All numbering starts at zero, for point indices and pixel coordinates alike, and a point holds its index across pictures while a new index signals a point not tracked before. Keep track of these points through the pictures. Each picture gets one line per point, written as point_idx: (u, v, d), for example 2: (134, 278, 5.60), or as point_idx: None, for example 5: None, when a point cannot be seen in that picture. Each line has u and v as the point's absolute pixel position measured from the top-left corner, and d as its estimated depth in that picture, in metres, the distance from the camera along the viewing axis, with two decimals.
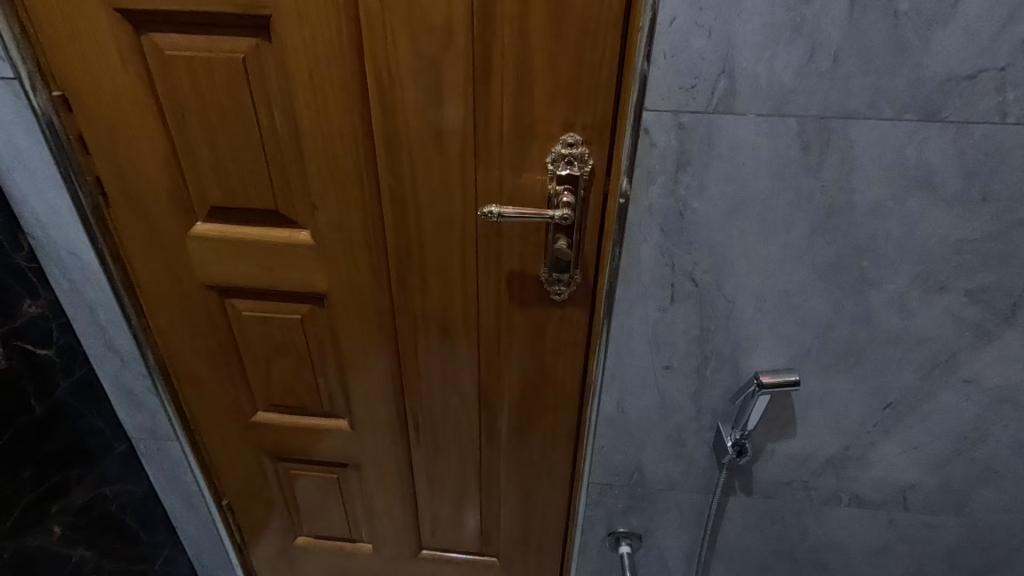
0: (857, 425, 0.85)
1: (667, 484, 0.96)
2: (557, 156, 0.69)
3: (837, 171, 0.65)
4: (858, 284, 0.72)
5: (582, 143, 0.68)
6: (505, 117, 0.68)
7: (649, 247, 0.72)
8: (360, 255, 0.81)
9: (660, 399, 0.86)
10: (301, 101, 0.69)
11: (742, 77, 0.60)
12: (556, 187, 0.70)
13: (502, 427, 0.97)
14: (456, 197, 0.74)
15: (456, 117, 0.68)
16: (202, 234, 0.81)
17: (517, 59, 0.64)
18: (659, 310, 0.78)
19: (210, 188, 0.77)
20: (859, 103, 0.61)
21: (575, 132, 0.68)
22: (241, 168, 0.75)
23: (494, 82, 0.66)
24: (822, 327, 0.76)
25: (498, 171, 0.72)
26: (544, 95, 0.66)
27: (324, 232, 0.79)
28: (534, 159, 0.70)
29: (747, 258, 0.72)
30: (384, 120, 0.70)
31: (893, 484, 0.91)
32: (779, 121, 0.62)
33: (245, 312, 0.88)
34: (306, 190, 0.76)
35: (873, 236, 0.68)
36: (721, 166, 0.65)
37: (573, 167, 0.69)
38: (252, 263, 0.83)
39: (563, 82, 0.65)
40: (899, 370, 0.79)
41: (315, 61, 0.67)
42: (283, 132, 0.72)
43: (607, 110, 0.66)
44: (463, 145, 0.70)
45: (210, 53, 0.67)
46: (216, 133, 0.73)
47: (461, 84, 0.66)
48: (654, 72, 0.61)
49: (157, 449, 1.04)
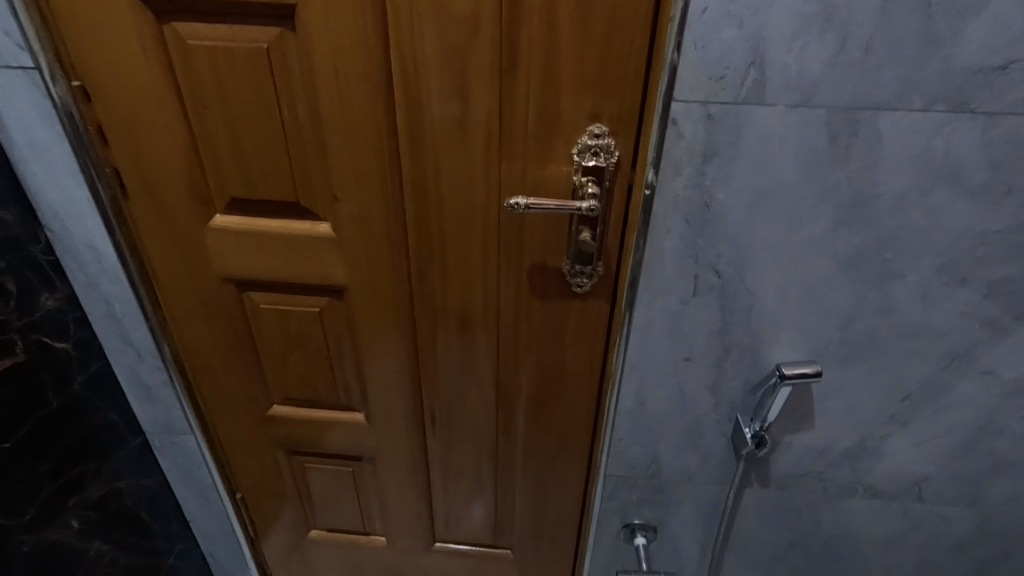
0: (875, 417, 0.86)
1: (683, 476, 0.97)
2: (583, 147, 0.69)
3: (863, 163, 0.65)
4: (881, 276, 0.72)
5: (608, 134, 0.68)
6: (531, 109, 0.67)
7: (673, 239, 0.72)
8: (381, 248, 0.80)
9: (679, 391, 0.87)
10: (325, 92, 0.69)
11: (771, 68, 0.60)
12: (581, 178, 0.70)
13: (519, 420, 0.97)
14: (479, 189, 0.74)
15: (481, 109, 0.68)
16: (221, 226, 0.81)
17: (545, 49, 0.64)
18: (680, 302, 0.78)
19: (230, 180, 0.77)
20: (888, 95, 0.61)
21: (601, 123, 0.67)
22: (263, 160, 0.75)
23: (521, 73, 0.66)
24: (843, 319, 0.77)
25: (522, 162, 0.71)
26: (571, 85, 0.66)
27: (344, 224, 0.79)
28: (559, 151, 0.70)
29: (771, 251, 0.72)
30: (408, 112, 0.69)
31: (908, 475, 0.92)
32: (807, 112, 0.62)
33: (263, 305, 0.88)
34: (327, 182, 0.76)
35: (898, 227, 0.69)
36: (748, 157, 0.65)
37: (598, 158, 0.69)
38: (271, 256, 0.83)
39: (590, 73, 0.65)
40: (919, 362, 0.79)
41: (340, 50, 0.66)
42: (306, 123, 0.71)
43: (634, 101, 0.66)
44: (487, 137, 0.70)
45: (233, 43, 0.67)
46: (238, 125, 0.72)
47: (487, 76, 0.66)
48: (684, 63, 0.61)
49: (172, 443, 1.04)
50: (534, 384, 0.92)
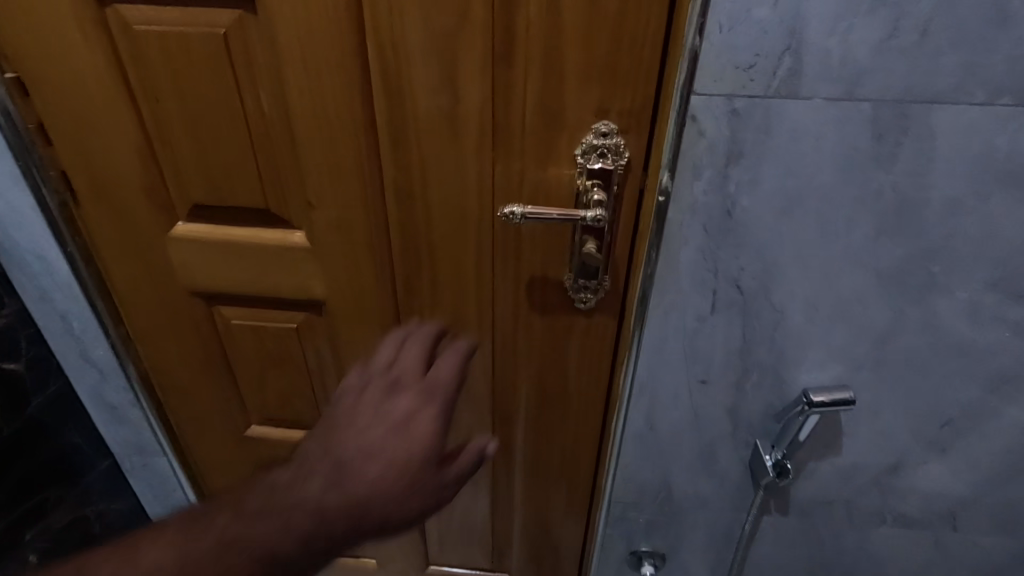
0: (910, 442, 0.78)
1: (695, 503, 0.89)
2: (588, 147, 0.60)
3: (912, 164, 0.56)
4: (926, 291, 0.64)
5: (617, 133, 0.59)
6: (530, 102, 0.58)
7: (690, 250, 0.64)
8: (362, 259, 0.71)
9: (694, 414, 0.79)
10: (293, 84, 0.60)
11: (810, 54, 0.51)
12: (586, 182, 0.61)
13: (518, 443, 0.89)
14: (472, 194, 0.65)
15: (473, 103, 0.59)
16: (181, 236, 0.72)
17: (545, 33, 0.55)
18: (697, 320, 0.69)
19: (191, 184, 0.68)
20: (946, 85, 0.52)
21: (609, 119, 0.59)
22: (227, 161, 0.66)
23: (517, 61, 0.57)
24: (880, 338, 0.68)
25: (520, 163, 0.62)
26: (575, 75, 0.57)
27: (320, 233, 0.70)
28: (562, 151, 0.61)
29: (802, 263, 0.63)
30: (390, 105, 0.60)
31: (942, 503, 0.84)
32: (850, 106, 0.54)
33: (234, 320, 0.79)
34: (300, 186, 0.67)
35: (948, 238, 0.60)
36: (779, 158, 0.57)
37: (606, 160, 0.60)
38: (241, 268, 0.74)
39: (599, 60, 0.56)
40: (962, 383, 0.71)
41: (309, 36, 0.57)
42: (274, 120, 0.63)
43: (648, 94, 0.57)
44: (480, 135, 0.61)
45: (186, 27, 0.58)
46: (197, 122, 0.63)
47: (479, 64, 0.57)
48: (706, 49, 0.52)
49: (143, 465, 0.96)
50: (535, 406, 0.84)
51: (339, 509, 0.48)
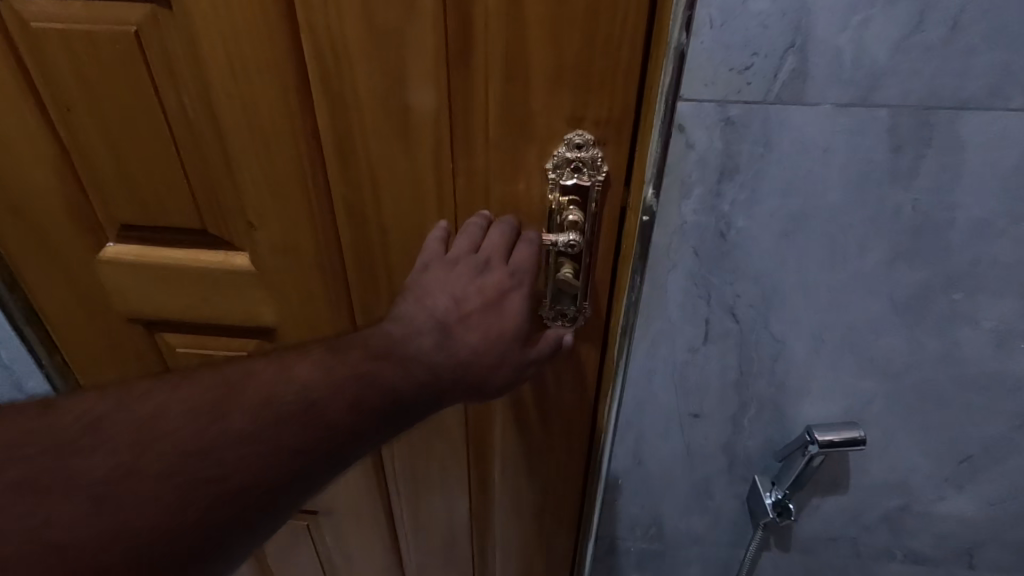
0: (924, 478, 0.70)
1: (689, 539, 0.82)
2: (561, 161, 0.52)
3: (935, 179, 0.48)
4: (946, 320, 0.56)
5: (593, 144, 0.51)
6: (493, 108, 0.50)
7: (679, 276, 0.56)
8: (313, 283, 0.64)
9: (685, 450, 0.72)
10: (222, 89, 0.52)
11: (818, 52, 0.43)
12: (560, 200, 0.53)
13: (495, 477, 0.81)
14: (433, 213, 0.57)
15: (427, 109, 0.51)
16: (112, 259, 0.64)
17: (506, 28, 0.46)
18: (688, 350, 0.62)
19: (118, 202, 0.61)
20: (978, 89, 0.44)
21: (584, 128, 0.50)
22: (155, 177, 0.58)
23: (475, 60, 0.49)
24: (894, 370, 0.61)
25: (485, 176, 0.55)
26: (543, 77, 0.48)
27: (266, 255, 0.62)
28: (532, 163, 0.53)
29: (806, 289, 0.56)
30: (331, 113, 0.52)
31: (958, 541, 0.76)
32: (864, 114, 0.46)
33: (179, 349, 0.72)
34: (240, 203, 0.59)
35: (974, 262, 0.52)
36: (780, 173, 0.49)
37: (581, 175, 0.52)
38: (183, 293, 0.66)
39: (570, 61, 0.47)
40: (985, 418, 0.64)
41: (233, 33, 0.49)
42: (202, 130, 0.55)
43: (629, 100, 0.49)
44: (438, 146, 0.53)
45: (92, 25, 0.50)
46: (117, 133, 0.56)
47: (431, 65, 0.49)
48: (694, 47, 0.44)
49: None
50: (516, 443, 0.76)
51: (447, 362, 0.50)
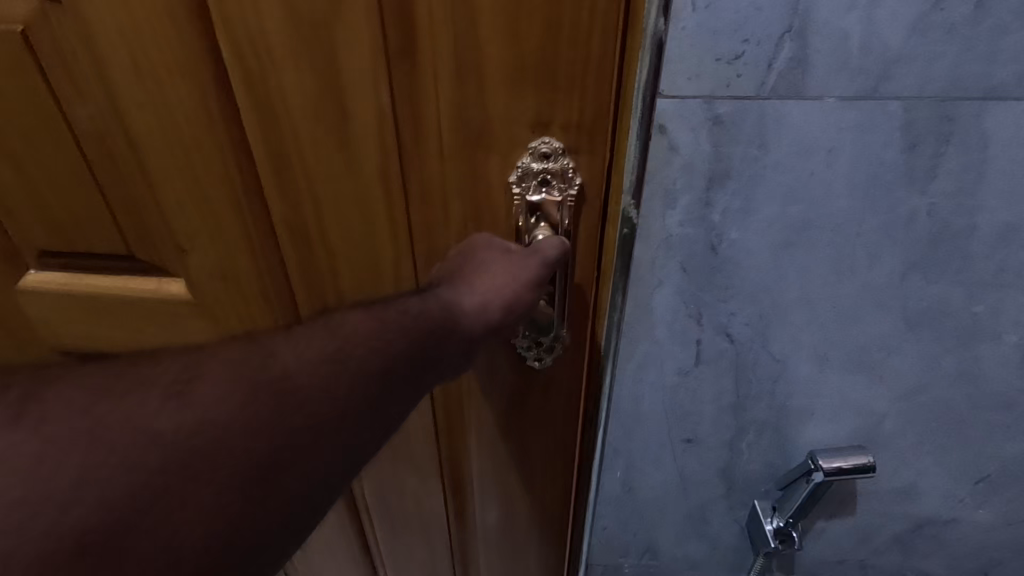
0: (938, 499, 0.65)
1: (686, 565, 0.76)
2: (525, 173, 0.42)
3: (955, 182, 0.42)
4: (965, 335, 0.51)
5: (564, 153, 0.41)
6: (447, 114, 0.40)
7: (665, 295, 0.50)
8: (257, 319, 0.54)
9: (679, 477, 0.66)
10: (125, 100, 0.42)
11: (821, 37, 0.37)
12: (526, 219, 0.44)
13: (478, 524, 0.73)
14: (387, 244, 0.48)
15: (370, 117, 0.41)
16: (28, 293, 0.55)
17: (452, 17, 0.37)
18: (678, 373, 0.56)
19: (29, 228, 0.51)
20: (1007, 77, 0.38)
21: (552, 135, 0.41)
22: (63, 201, 0.48)
23: (421, 59, 0.38)
24: (906, 390, 0.55)
25: (444, 195, 0.44)
26: (500, 78, 0.39)
27: (202, 287, 0.52)
28: (495, 177, 0.43)
29: (809, 306, 0.50)
30: (254, 129, 0.42)
31: (973, 561, 0.71)
32: (874, 108, 0.39)
33: None
34: (165, 234, 0.49)
35: (999, 271, 0.46)
36: (778, 178, 0.43)
37: (549, 189, 0.43)
38: (117, 327, 0.57)
39: (529, 55, 0.37)
40: (1006, 437, 0.58)
41: (128, 31, 0.39)
42: (105, 150, 0.45)
43: (602, 103, 0.39)
44: (389, 161, 0.43)
45: None
46: (13, 149, 0.46)
47: (372, 63, 0.38)
48: (675, 33, 0.37)
49: None
50: (500, 493, 0.67)
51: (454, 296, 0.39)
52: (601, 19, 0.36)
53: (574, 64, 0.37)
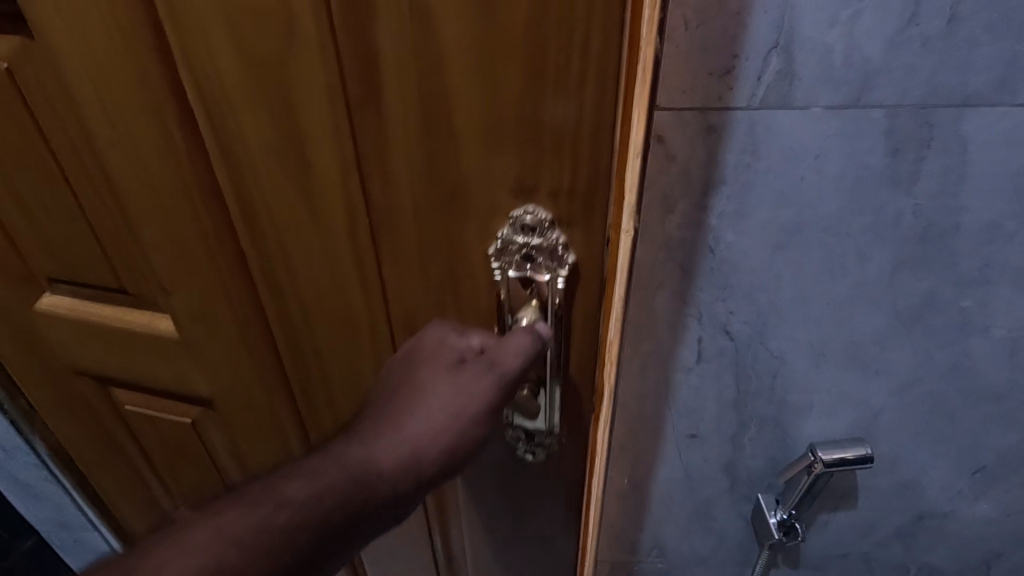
0: (937, 490, 0.66)
1: (692, 561, 0.78)
2: (508, 247, 0.38)
3: (938, 183, 0.45)
4: (955, 329, 0.53)
5: (553, 227, 0.37)
6: (415, 173, 0.36)
7: (667, 295, 0.53)
8: (240, 357, 0.54)
9: (684, 472, 0.68)
10: (107, 144, 0.43)
11: (805, 51, 0.40)
12: (510, 295, 0.40)
13: None
14: (357, 300, 0.44)
15: (331, 170, 0.38)
16: (44, 315, 0.60)
17: (418, 68, 0.32)
18: (680, 371, 0.58)
19: (43, 255, 0.55)
20: (981, 85, 0.40)
21: (539, 204, 0.36)
22: (69, 232, 0.52)
23: (385, 110, 0.34)
24: (901, 384, 0.57)
25: (416, 256, 0.40)
26: (474, 135, 0.34)
27: (185, 323, 0.54)
28: (473, 244, 0.39)
29: (803, 305, 0.52)
30: (227, 179, 0.41)
31: (974, 553, 0.73)
32: (858, 116, 0.42)
33: (127, 406, 0.67)
34: (153, 271, 0.51)
35: (984, 267, 0.49)
36: (770, 183, 0.45)
37: (535, 266, 0.39)
38: (119, 353, 0.60)
39: (504, 113, 0.33)
40: (1000, 428, 0.60)
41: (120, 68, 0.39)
42: (97, 190, 0.47)
43: (590, 167, 0.34)
44: (354, 216, 0.39)
45: None
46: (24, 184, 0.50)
47: (332, 113, 0.35)
48: (670, 51, 0.40)
49: (75, 541, 0.88)
50: None
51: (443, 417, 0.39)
52: (589, 75, 0.31)
53: (557, 124, 0.33)
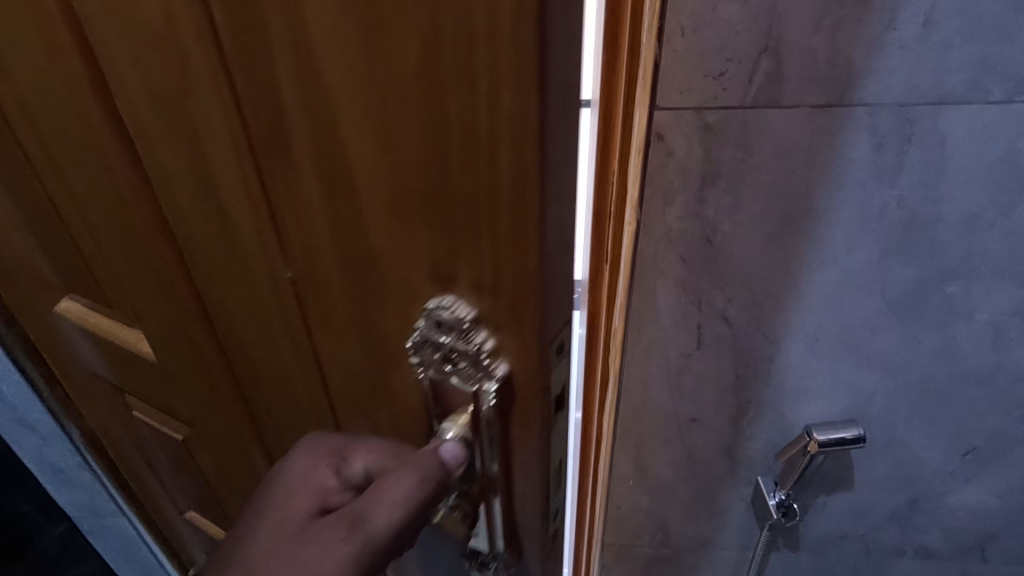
0: (930, 473, 0.69)
1: (695, 544, 0.82)
2: (427, 344, 0.34)
3: (919, 175, 0.48)
4: (942, 314, 0.56)
5: (475, 330, 0.33)
6: (326, 239, 0.34)
7: (667, 284, 0.56)
8: (205, 379, 0.56)
9: (687, 456, 0.71)
10: (80, 176, 0.47)
11: (792, 55, 0.43)
12: (433, 387, 0.36)
13: None
14: (287, 348, 0.43)
15: (246, 217, 0.37)
16: (62, 320, 0.65)
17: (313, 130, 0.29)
18: (681, 356, 0.62)
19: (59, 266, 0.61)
20: (957, 84, 0.44)
21: (457, 301, 0.32)
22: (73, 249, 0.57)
23: (288, 166, 0.32)
24: (891, 368, 0.60)
25: (337, 321, 0.38)
26: (379, 207, 0.30)
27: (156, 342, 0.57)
28: (394, 329, 0.36)
29: (796, 292, 0.56)
30: (174, 203, 0.41)
31: (969, 535, 0.75)
32: (843, 113, 0.45)
33: (133, 411, 0.71)
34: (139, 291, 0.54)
35: (966, 256, 0.52)
36: (763, 177, 0.49)
37: (457, 367, 0.35)
38: (119, 363, 0.65)
39: (405, 188, 0.29)
40: (988, 411, 0.63)
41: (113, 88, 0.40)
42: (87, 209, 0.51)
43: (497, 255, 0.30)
44: (272, 266, 0.38)
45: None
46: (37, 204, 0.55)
47: (239, 164, 0.34)
48: (668, 56, 0.44)
49: (104, 526, 0.93)
50: None
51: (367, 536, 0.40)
52: (487, 150, 0.26)
53: (466, 202, 0.28)
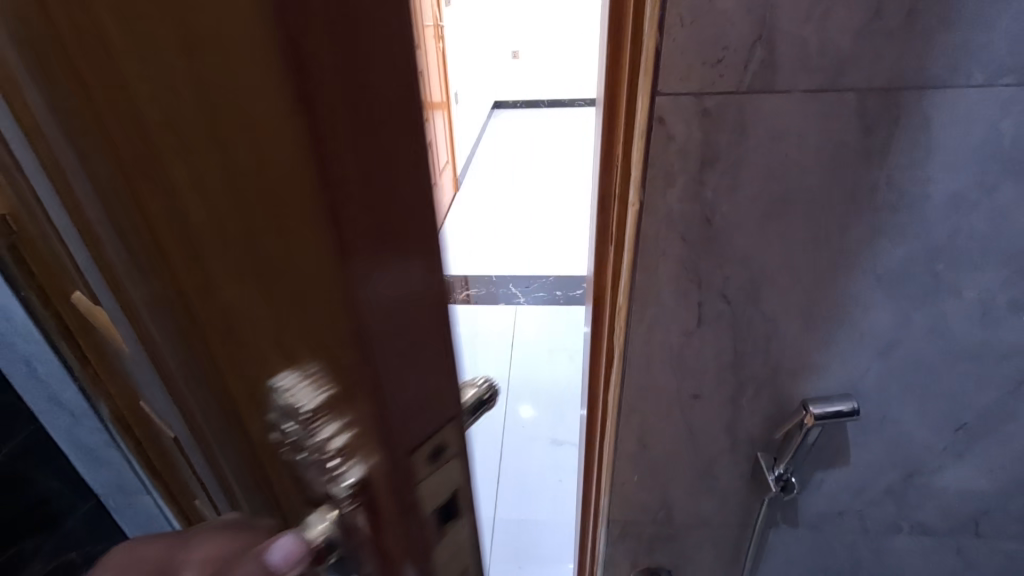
0: (923, 448, 0.72)
1: (698, 520, 0.85)
2: (280, 419, 0.33)
3: (907, 158, 0.51)
4: (931, 291, 0.59)
5: (314, 414, 0.31)
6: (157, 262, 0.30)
7: (669, 263, 0.59)
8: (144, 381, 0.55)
9: (689, 432, 0.74)
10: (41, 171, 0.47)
11: (785, 43, 0.46)
12: (296, 463, 0.35)
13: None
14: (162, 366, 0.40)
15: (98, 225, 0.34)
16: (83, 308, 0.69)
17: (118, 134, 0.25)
18: (683, 334, 0.65)
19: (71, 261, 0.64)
20: (940, 70, 0.47)
21: (295, 378, 0.31)
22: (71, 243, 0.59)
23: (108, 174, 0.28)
24: (883, 345, 0.63)
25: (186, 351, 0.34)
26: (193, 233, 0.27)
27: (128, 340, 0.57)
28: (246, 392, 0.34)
29: (791, 271, 0.58)
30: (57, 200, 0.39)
31: (963, 511, 0.78)
32: (834, 98, 0.48)
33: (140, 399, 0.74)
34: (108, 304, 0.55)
35: (952, 235, 0.55)
36: (759, 159, 0.52)
37: (310, 452, 0.33)
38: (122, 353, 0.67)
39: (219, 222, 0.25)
40: (977, 386, 0.66)
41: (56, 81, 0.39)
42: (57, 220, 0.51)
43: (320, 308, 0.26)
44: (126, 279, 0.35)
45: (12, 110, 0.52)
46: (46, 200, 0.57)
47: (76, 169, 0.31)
48: (669, 44, 0.47)
49: (130, 504, 0.97)
50: None
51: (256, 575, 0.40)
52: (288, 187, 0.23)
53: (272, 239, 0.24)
